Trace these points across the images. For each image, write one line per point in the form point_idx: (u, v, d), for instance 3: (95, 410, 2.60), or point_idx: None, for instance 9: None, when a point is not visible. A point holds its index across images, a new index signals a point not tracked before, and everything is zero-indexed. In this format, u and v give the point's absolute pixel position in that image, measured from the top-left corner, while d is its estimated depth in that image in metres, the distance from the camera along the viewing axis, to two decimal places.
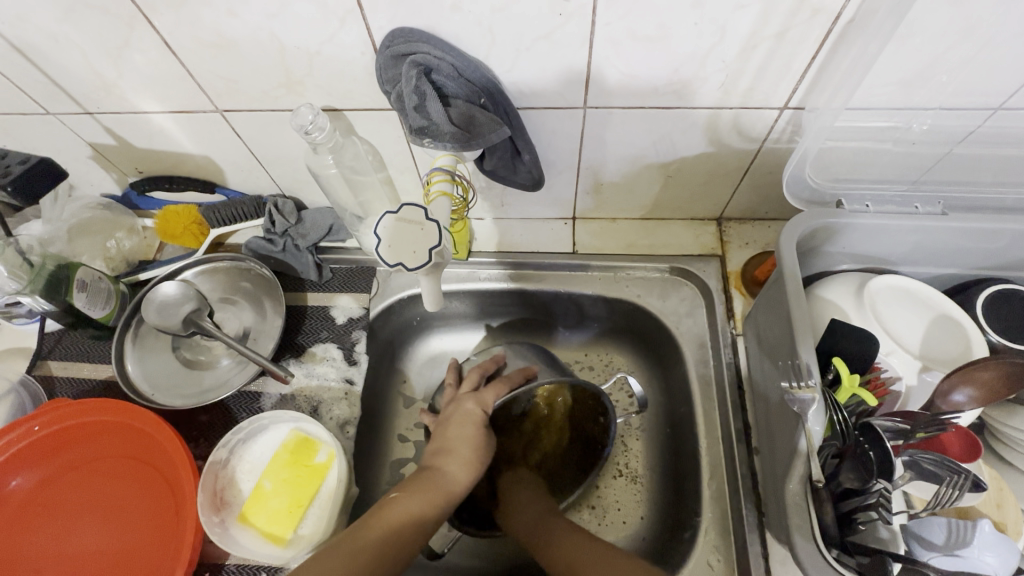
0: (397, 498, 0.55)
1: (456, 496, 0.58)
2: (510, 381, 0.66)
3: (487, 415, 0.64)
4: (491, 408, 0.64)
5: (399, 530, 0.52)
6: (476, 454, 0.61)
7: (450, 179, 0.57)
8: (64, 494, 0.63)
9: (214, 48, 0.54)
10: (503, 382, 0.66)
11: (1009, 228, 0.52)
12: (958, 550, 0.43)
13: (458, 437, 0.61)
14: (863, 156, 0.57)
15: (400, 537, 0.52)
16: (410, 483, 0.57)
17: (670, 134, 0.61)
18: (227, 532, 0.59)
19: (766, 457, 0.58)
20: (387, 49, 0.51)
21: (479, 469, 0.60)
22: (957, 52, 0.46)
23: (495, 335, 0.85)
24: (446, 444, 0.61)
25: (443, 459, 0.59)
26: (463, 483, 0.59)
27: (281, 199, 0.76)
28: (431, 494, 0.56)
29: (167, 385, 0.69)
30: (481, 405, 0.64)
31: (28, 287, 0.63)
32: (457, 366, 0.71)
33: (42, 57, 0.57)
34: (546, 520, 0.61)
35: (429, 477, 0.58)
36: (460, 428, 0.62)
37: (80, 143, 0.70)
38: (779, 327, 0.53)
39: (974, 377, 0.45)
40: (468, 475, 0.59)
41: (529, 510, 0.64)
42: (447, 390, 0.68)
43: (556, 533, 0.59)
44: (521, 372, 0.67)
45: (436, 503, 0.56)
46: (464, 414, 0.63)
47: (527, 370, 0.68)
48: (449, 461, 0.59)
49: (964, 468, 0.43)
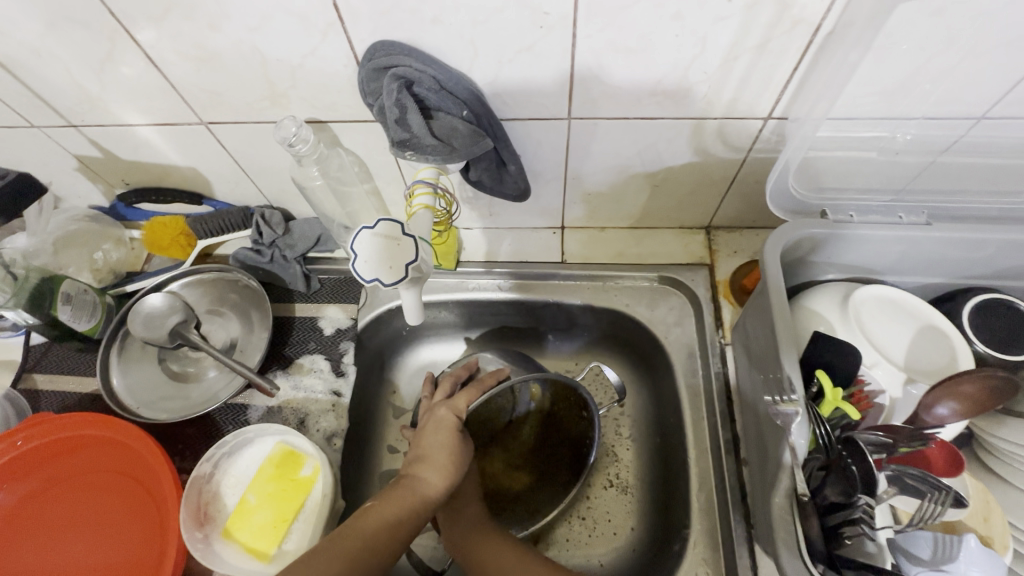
0: (372, 508, 0.53)
1: (433, 504, 0.56)
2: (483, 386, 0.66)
3: (462, 420, 0.63)
4: (464, 413, 0.63)
5: (373, 542, 0.51)
6: (452, 460, 0.59)
7: (432, 192, 0.57)
8: (46, 510, 0.62)
9: (196, 61, 0.54)
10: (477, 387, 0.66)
11: (994, 238, 0.52)
12: (944, 565, 0.42)
13: (433, 445, 0.60)
14: (849, 165, 0.57)
15: (369, 551, 0.50)
16: (386, 492, 0.56)
17: (655, 144, 0.61)
18: (211, 549, 0.59)
19: (755, 468, 0.57)
20: (368, 61, 0.51)
21: (455, 474, 0.59)
22: (938, 63, 0.46)
23: (489, 340, 0.84)
24: (421, 452, 0.60)
25: (419, 468, 0.58)
26: (440, 491, 0.57)
27: (268, 210, 0.77)
28: (405, 503, 0.54)
29: (153, 398, 0.68)
30: (454, 411, 0.63)
31: (12, 301, 0.63)
32: (434, 378, 0.71)
33: (26, 71, 0.57)
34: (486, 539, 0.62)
35: (404, 485, 0.56)
36: (434, 435, 0.61)
37: (66, 156, 0.70)
38: (764, 337, 0.53)
39: (956, 391, 0.44)
40: (446, 483, 0.58)
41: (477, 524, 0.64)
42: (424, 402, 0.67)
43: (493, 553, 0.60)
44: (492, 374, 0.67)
45: (412, 511, 0.54)
46: (438, 420, 0.62)
47: (500, 372, 0.68)
48: (424, 469, 0.58)
49: (945, 484, 0.43)
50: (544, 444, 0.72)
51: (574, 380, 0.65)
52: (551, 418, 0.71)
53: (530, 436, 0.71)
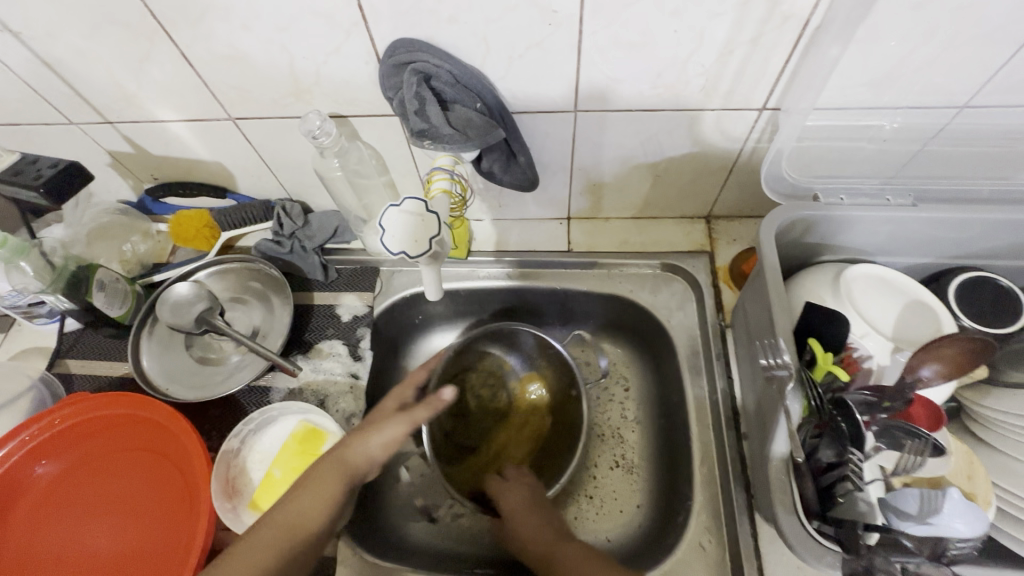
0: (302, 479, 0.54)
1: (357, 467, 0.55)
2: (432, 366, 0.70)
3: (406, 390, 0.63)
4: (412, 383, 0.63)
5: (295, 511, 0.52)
6: (380, 423, 0.58)
7: (449, 178, 0.62)
8: (82, 484, 0.65)
9: (228, 60, 0.58)
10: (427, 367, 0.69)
11: (979, 218, 0.55)
12: (929, 518, 0.44)
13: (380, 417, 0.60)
14: (839, 153, 0.60)
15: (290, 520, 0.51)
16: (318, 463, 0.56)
17: (657, 135, 0.65)
18: (240, 518, 0.62)
19: (754, 441, 0.60)
20: (388, 58, 0.55)
21: (385, 437, 0.57)
22: (919, 54, 0.50)
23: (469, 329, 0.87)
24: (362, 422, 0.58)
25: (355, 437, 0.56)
26: (366, 454, 0.56)
27: (289, 203, 0.81)
28: (325, 471, 0.54)
29: (181, 380, 0.72)
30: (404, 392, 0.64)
31: (50, 287, 0.68)
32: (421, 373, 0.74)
33: (68, 70, 0.61)
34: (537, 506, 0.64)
35: (337, 453, 0.55)
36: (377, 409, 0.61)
37: (100, 151, 0.74)
38: (763, 316, 0.56)
39: (938, 354, 0.48)
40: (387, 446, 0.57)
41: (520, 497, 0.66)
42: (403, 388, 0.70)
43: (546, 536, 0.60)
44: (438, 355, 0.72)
45: (333, 477, 0.53)
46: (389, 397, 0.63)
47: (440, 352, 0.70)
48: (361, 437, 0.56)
49: (924, 432, 0.48)
50: (545, 424, 0.77)
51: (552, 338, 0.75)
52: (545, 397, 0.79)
53: (532, 416, 0.78)
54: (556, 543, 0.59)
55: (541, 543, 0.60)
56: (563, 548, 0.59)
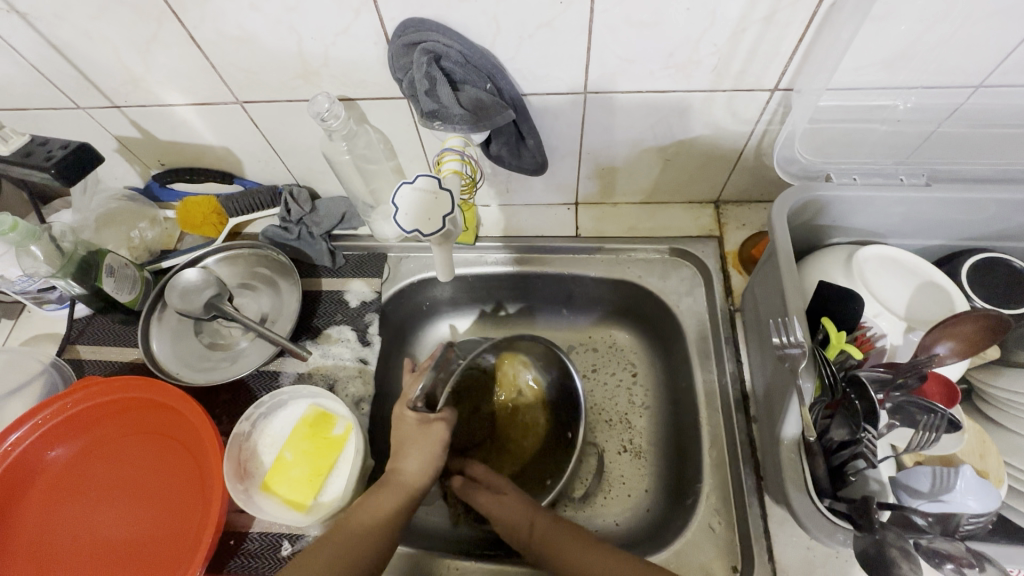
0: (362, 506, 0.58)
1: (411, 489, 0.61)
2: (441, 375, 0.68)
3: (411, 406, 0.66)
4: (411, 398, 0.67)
5: (356, 541, 0.55)
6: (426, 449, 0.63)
7: (461, 158, 0.61)
8: (95, 467, 0.66)
9: (236, 41, 0.57)
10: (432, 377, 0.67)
11: (993, 199, 0.55)
12: (941, 495, 0.44)
13: (410, 435, 0.64)
14: (852, 134, 0.60)
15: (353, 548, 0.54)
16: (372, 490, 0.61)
17: (667, 117, 0.65)
18: (251, 499, 0.62)
19: (764, 423, 0.61)
20: (398, 38, 0.54)
21: (429, 466, 0.63)
22: (936, 31, 0.49)
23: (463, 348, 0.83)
24: (397, 447, 0.64)
25: (396, 462, 0.63)
26: (418, 475, 0.62)
27: (296, 188, 0.81)
28: (385, 496, 0.59)
29: (191, 364, 0.72)
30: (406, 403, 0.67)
31: (61, 272, 0.67)
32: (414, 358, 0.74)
33: (75, 53, 0.60)
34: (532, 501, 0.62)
35: (387, 479, 0.61)
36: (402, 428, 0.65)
37: (108, 136, 0.74)
38: (774, 297, 0.56)
39: (952, 332, 0.47)
40: (428, 463, 0.63)
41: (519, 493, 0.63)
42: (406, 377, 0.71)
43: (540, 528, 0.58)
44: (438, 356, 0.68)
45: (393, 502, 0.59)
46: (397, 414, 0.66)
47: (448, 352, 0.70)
48: (403, 461, 0.62)
49: (940, 408, 0.46)
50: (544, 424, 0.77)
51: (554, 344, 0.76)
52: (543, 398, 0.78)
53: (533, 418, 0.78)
54: (552, 530, 0.58)
55: (537, 527, 0.59)
56: (553, 535, 0.58)
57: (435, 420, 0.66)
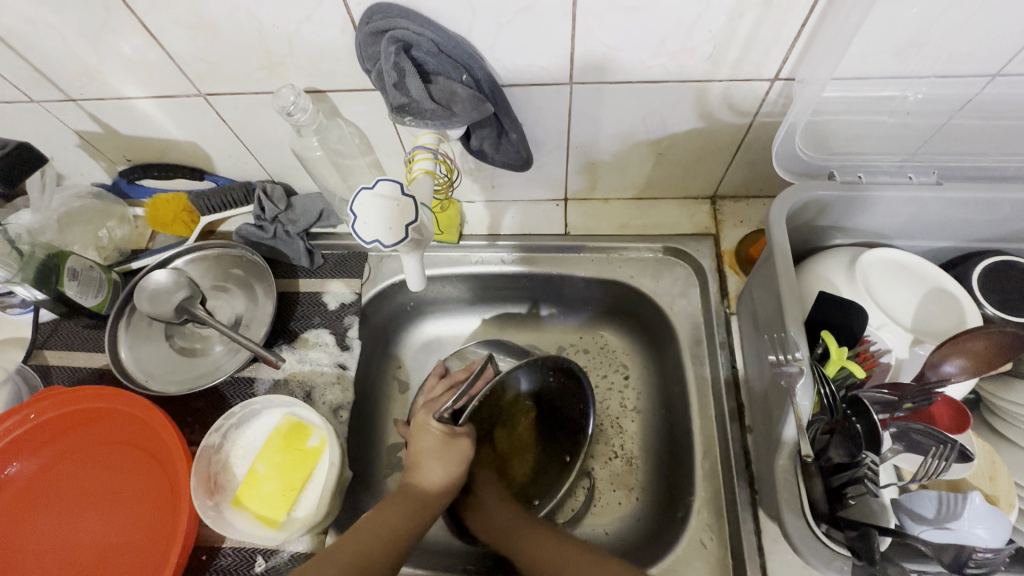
0: (374, 518, 0.55)
1: (428, 505, 0.57)
2: (474, 391, 0.64)
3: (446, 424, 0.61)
4: (445, 413, 0.62)
5: (371, 559, 0.52)
6: (450, 460, 0.59)
7: (433, 157, 0.57)
8: (60, 482, 0.63)
9: (192, 29, 0.53)
10: (465, 393, 0.63)
11: (1007, 198, 0.51)
12: (949, 523, 0.41)
13: (428, 446, 0.60)
14: (859, 128, 0.56)
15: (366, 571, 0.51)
16: (383, 502, 0.57)
17: (659, 110, 0.60)
18: (222, 516, 0.60)
19: (759, 435, 0.57)
20: (365, 25, 0.50)
21: (451, 474, 0.59)
22: (952, 16, 0.45)
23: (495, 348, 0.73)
24: (413, 459, 0.60)
25: (413, 474, 0.59)
26: (439, 487, 0.58)
27: (270, 184, 0.76)
28: (400, 509, 0.56)
29: (161, 372, 0.69)
30: (433, 414, 0.63)
31: (19, 276, 0.63)
32: (445, 364, 0.71)
33: (23, 43, 0.56)
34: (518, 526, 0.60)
35: (401, 491, 0.58)
36: (423, 440, 0.61)
37: (67, 131, 0.70)
38: (771, 303, 0.52)
39: (964, 348, 0.45)
40: (448, 475, 0.59)
41: (497, 516, 0.61)
42: (431, 382, 0.68)
43: (533, 545, 0.58)
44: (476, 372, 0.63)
45: (410, 515, 0.56)
46: (421, 423, 0.62)
47: (489, 372, 0.64)
48: (419, 472, 0.59)
49: (952, 438, 0.43)
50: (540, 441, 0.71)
51: (564, 359, 0.66)
52: (541, 396, 0.70)
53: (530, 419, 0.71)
54: (518, 527, 0.60)
55: (502, 526, 0.61)
56: (522, 530, 0.59)
57: (461, 435, 0.61)
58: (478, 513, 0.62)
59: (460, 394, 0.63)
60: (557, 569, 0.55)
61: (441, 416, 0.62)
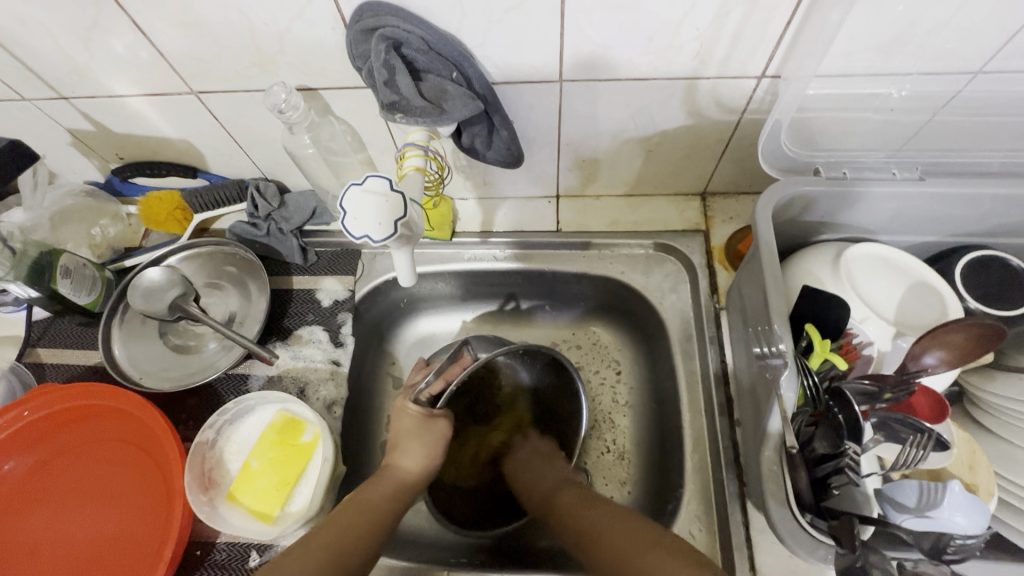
0: (353, 501, 0.57)
1: (409, 484, 0.61)
2: (449, 375, 0.69)
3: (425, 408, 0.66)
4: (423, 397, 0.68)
5: (354, 537, 0.53)
6: (425, 443, 0.64)
7: (423, 154, 0.57)
8: (55, 479, 0.63)
9: (183, 27, 0.53)
10: (439, 377, 0.69)
11: (990, 193, 0.52)
12: (928, 511, 0.43)
13: (406, 427, 0.65)
14: (845, 124, 0.56)
15: (349, 549, 0.51)
16: (364, 484, 0.60)
17: (649, 107, 0.61)
18: (215, 511, 0.60)
19: (747, 428, 0.58)
20: (355, 23, 0.50)
21: (428, 457, 0.63)
22: (933, 14, 0.45)
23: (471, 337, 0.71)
24: (392, 442, 0.65)
25: (392, 456, 0.63)
26: (416, 469, 0.62)
27: (263, 182, 0.77)
28: (381, 487, 0.59)
29: (155, 369, 0.69)
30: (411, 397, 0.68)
31: (11, 274, 0.64)
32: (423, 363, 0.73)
33: (13, 41, 0.57)
34: (554, 492, 0.62)
35: (382, 475, 0.61)
36: (399, 423, 0.66)
37: (60, 130, 0.70)
38: (758, 298, 0.53)
39: (944, 340, 0.45)
40: (425, 458, 0.63)
41: (539, 484, 0.65)
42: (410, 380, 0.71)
43: (566, 502, 0.60)
44: (453, 356, 0.70)
45: (391, 493, 0.59)
46: (398, 409, 0.67)
47: (462, 359, 0.70)
48: (398, 454, 0.63)
49: (928, 427, 0.45)
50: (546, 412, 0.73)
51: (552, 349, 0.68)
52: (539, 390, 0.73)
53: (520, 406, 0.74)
54: (559, 485, 0.63)
55: (541, 487, 0.64)
56: (558, 491, 0.62)
57: (438, 416, 0.66)
58: (523, 484, 0.66)
59: (434, 376, 0.69)
60: (580, 523, 0.57)
61: (419, 398, 0.67)
